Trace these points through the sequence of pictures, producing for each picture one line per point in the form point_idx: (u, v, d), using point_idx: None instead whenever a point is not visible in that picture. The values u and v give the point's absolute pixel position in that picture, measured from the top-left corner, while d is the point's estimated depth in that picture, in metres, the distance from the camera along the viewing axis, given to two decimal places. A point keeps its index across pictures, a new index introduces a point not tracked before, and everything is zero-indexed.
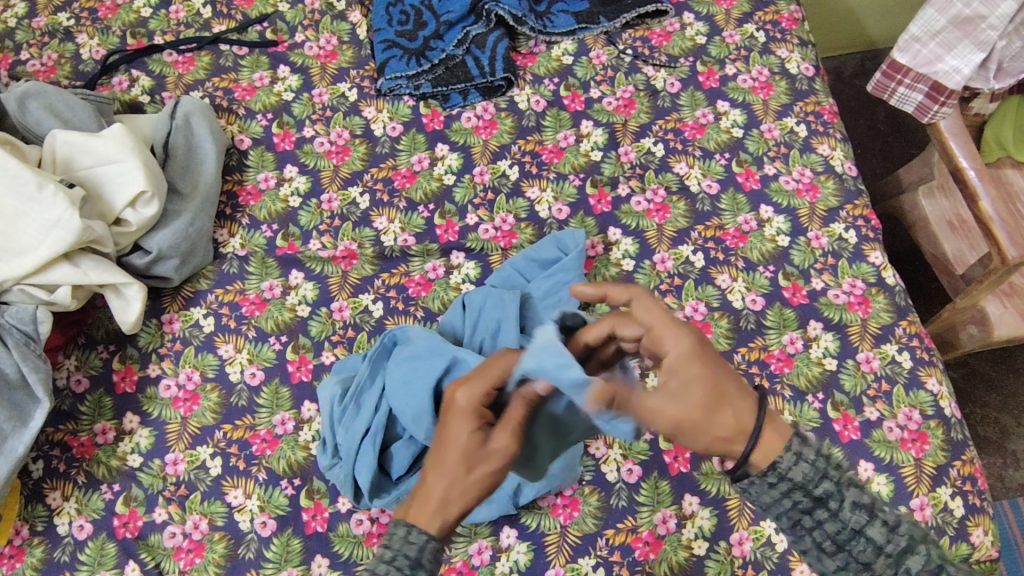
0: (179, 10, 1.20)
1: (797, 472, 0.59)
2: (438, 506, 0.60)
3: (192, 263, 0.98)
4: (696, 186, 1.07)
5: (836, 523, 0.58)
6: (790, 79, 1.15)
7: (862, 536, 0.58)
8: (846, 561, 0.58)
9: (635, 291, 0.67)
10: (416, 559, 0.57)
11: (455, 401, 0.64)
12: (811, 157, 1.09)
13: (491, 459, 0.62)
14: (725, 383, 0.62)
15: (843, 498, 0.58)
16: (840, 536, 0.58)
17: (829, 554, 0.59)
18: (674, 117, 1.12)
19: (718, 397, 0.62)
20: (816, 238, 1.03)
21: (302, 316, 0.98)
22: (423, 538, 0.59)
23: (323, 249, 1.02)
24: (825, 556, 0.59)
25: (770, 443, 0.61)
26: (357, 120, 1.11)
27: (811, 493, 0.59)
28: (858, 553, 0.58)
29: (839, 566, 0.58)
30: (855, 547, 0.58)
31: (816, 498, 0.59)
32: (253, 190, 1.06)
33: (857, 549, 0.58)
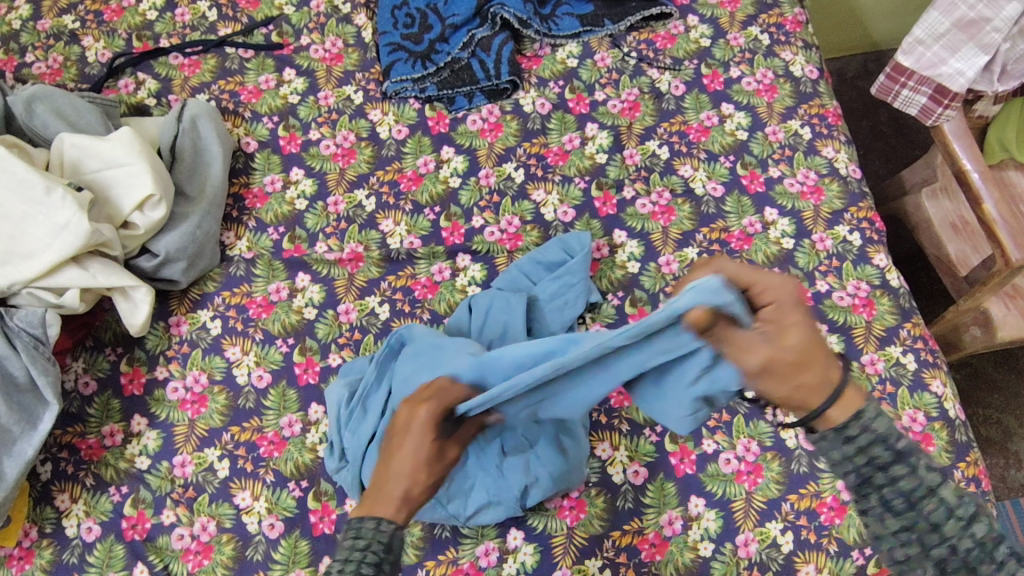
0: (185, 13, 1.20)
1: (880, 425, 0.54)
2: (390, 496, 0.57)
3: (199, 266, 0.98)
4: (701, 189, 1.07)
5: (911, 479, 0.52)
6: (794, 82, 1.15)
7: (935, 496, 0.52)
8: (914, 522, 0.52)
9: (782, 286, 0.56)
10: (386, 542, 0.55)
11: (417, 415, 0.62)
12: (816, 160, 1.09)
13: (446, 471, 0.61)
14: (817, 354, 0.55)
15: (922, 457, 0.53)
16: (913, 493, 0.52)
17: (896, 515, 0.53)
18: (679, 120, 1.12)
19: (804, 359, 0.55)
20: (820, 240, 1.03)
21: (308, 318, 0.98)
22: (393, 529, 0.55)
23: (329, 251, 1.02)
24: (889, 515, 0.53)
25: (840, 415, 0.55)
26: (363, 123, 1.11)
27: (893, 447, 0.53)
28: (930, 513, 0.52)
29: (903, 527, 0.52)
30: (927, 508, 0.52)
31: (898, 455, 0.53)
32: (260, 193, 1.07)
33: (927, 508, 0.52)
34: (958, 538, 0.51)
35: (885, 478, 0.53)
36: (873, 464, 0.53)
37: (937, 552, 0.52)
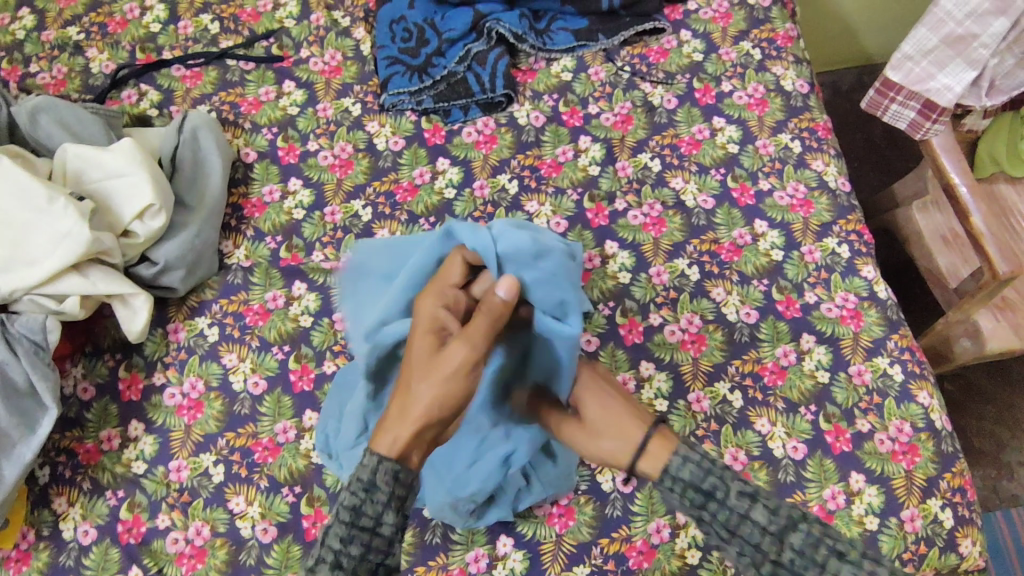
0: (188, 26, 1.23)
1: (686, 469, 0.56)
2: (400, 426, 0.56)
3: (197, 274, 1.00)
4: (692, 201, 1.09)
5: (725, 510, 0.54)
6: (785, 96, 1.17)
7: (749, 521, 0.53)
8: (741, 548, 0.53)
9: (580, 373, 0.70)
10: (371, 480, 0.54)
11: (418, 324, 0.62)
12: (805, 173, 1.11)
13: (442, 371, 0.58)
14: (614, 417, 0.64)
15: (728, 484, 0.54)
16: (731, 522, 0.53)
17: (727, 542, 0.54)
18: (670, 133, 1.14)
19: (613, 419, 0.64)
20: (809, 252, 1.05)
21: (304, 326, 1.00)
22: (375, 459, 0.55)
23: (326, 260, 1.04)
24: (725, 543, 0.55)
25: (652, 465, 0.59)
26: (360, 134, 1.14)
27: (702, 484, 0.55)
28: (748, 536, 0.53)
29: (738, 553, 0.54)
30: (746, 532, 0.53)
31: (708, 489, 0.55)
32: (258, 203, 1.09)
33: (746, 532, 0.53)
34: (779, 553, 0.52)
35: (705, 512, 0.55)
36: (692, 500, 0.55)
37: (769, 572, 0.52)
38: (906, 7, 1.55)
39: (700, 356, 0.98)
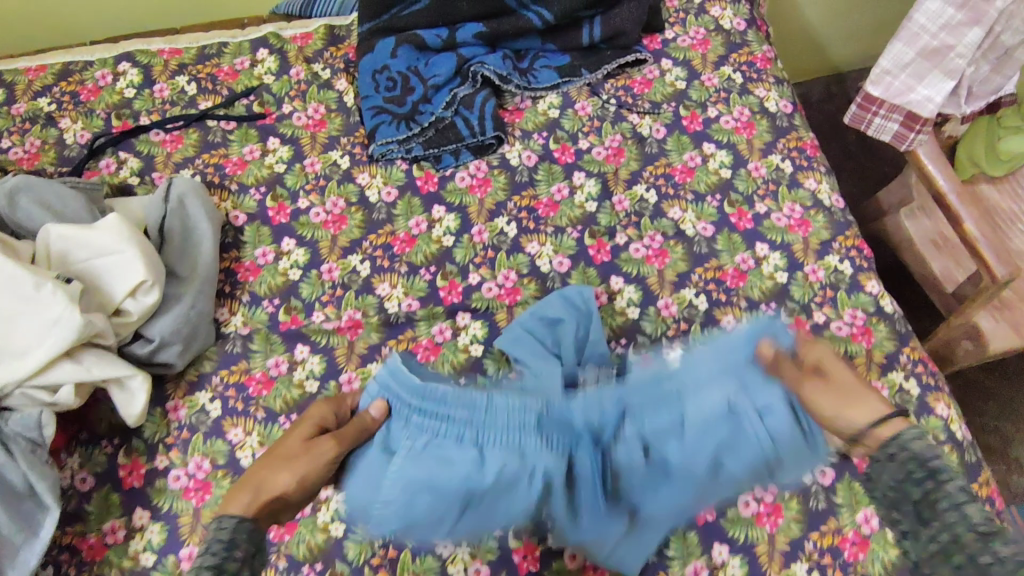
0: (163, 88, 1.20)
1: (913, 445, 0.67)
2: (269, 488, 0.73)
3: (195, 348, 0.96)
4: (692, 230, 1.09)
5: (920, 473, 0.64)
6: (770, 117, 1.19)
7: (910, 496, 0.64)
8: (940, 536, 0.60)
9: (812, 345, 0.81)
10: (230, 539, 0.64)
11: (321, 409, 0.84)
12: (800, 193, 1.12)
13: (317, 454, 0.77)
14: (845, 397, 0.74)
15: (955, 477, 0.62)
16: (935, 505, 0.61)
17: (923, 522, 0.62)
18: (663, 162, 1.14)
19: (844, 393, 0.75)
20: (813, 272, 1.05)
21: (310, 392, 0.97)
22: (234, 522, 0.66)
23: (327, 320, 1.01)
24: (921, 525, 0.62)
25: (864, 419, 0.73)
26: (351, 187, 1.12)
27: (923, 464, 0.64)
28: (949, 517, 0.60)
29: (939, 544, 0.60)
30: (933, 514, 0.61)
31: (931, 471, 0.64)
32: (251, 265, 1.05)
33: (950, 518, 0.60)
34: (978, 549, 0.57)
35: (920, 491, 0.63)
36: (913, 476, 0.64)
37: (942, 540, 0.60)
38: (866, 18, 1.63)
39: None
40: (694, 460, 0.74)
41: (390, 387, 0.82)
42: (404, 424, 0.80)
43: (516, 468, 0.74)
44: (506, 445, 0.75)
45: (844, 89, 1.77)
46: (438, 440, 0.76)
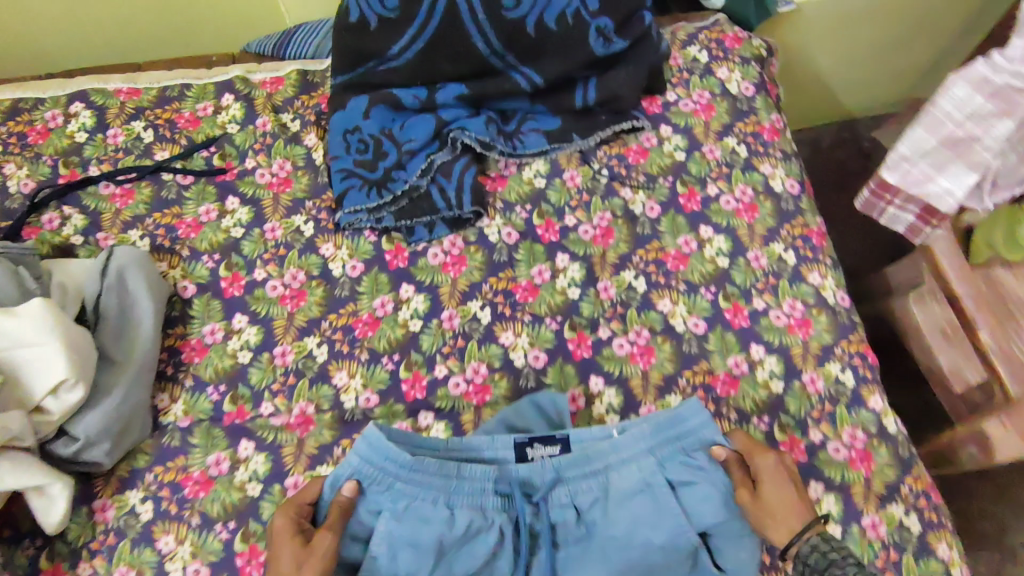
0: (118, 134, 1.10)
1: None
2: None
3: (126, 443, 0.87)
4: (682, 327, 0.99)
5: None
6: (775, 199, 1.09)
7: None
8: None
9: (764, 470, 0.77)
10: None
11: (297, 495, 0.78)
12: (801, 288, 1.02)
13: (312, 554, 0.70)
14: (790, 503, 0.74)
15: None
16: None
17: None
18: (655, 245, 1.05)
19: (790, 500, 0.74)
20: (811, 381, 0.96)
21: (251, 496, 0.89)
22: None
23: (276, 414, 0.93)
24: None
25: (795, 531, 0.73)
26: (313, 258, 1.02)
27: None
28: None
29: None
30: None
31: None
32: (198, 345, 0.96)
33: None
34: None
35: None
36: None
37: None
38: (881, 65, 1.54)
39: None
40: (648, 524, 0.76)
41: (371, 461, 0.76)
42: (387, 492, 0.76)
43: (483, 524, 0.75)
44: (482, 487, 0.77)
45: (855, 137, 1.68)
46: (416, 500, 0.75)
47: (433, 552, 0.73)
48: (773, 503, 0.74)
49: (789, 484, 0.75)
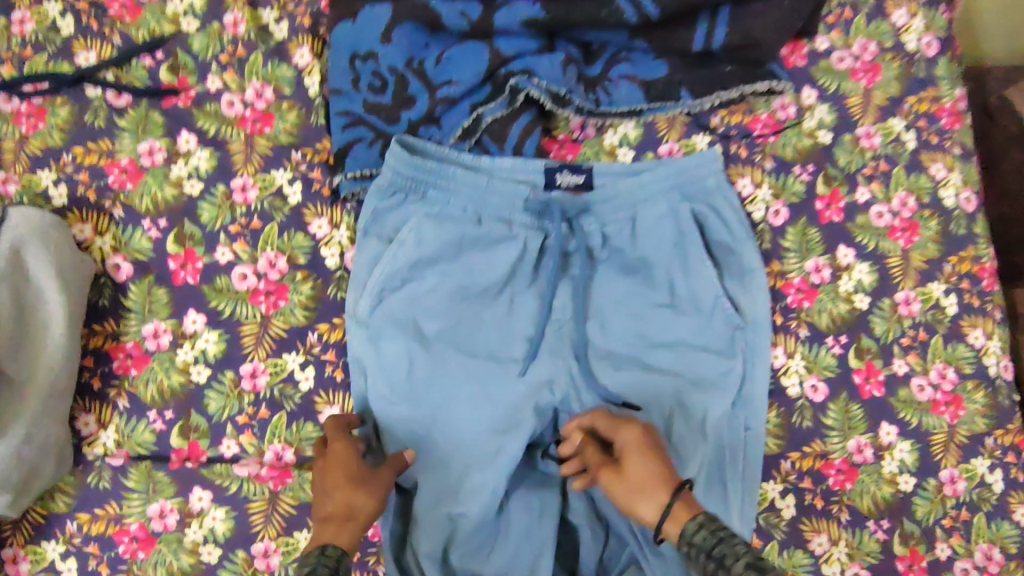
0: (22, 17, 0.76)
1: None
2: (342, 529, 0.58)
3: (36, 487, 0.65)
4: (796, 389, 0.73)
5: None
6: (942, 217, 0.79)
7: None
8: None
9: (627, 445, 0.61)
10: (336, 562, 0.54)
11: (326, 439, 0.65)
12: (958, 349, 0.76)
13: (370, 486, 0.61)
14: (648, 485, 0.58)
15: None
16: None
17: None
18: (774, 268, 0.76)
19: (642, 481, 0.59)
20: (950, 481, 0.73)
21: (208, 563, 0.67)
22: (337, 552, 0.55)
23: (241, 456, 0.69)
24: None
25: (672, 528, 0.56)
26: (299, 238, 0.73)
27: None
28: None
29: None
30: None
31: None
32: (135, 350, 0.70)
33: None
34: None
35: None
36: None
37: None
38: None
39: None
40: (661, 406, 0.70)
41: (404, 171, 0.70)
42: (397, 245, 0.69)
43: (485, 295, 0.70)
44: (509, 207, 0.70)
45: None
46: (451, 215, 0.70)
47: (444, 309, 0.69)
48: (639, 479, 0.59)
49: (647, 468, 0.59)
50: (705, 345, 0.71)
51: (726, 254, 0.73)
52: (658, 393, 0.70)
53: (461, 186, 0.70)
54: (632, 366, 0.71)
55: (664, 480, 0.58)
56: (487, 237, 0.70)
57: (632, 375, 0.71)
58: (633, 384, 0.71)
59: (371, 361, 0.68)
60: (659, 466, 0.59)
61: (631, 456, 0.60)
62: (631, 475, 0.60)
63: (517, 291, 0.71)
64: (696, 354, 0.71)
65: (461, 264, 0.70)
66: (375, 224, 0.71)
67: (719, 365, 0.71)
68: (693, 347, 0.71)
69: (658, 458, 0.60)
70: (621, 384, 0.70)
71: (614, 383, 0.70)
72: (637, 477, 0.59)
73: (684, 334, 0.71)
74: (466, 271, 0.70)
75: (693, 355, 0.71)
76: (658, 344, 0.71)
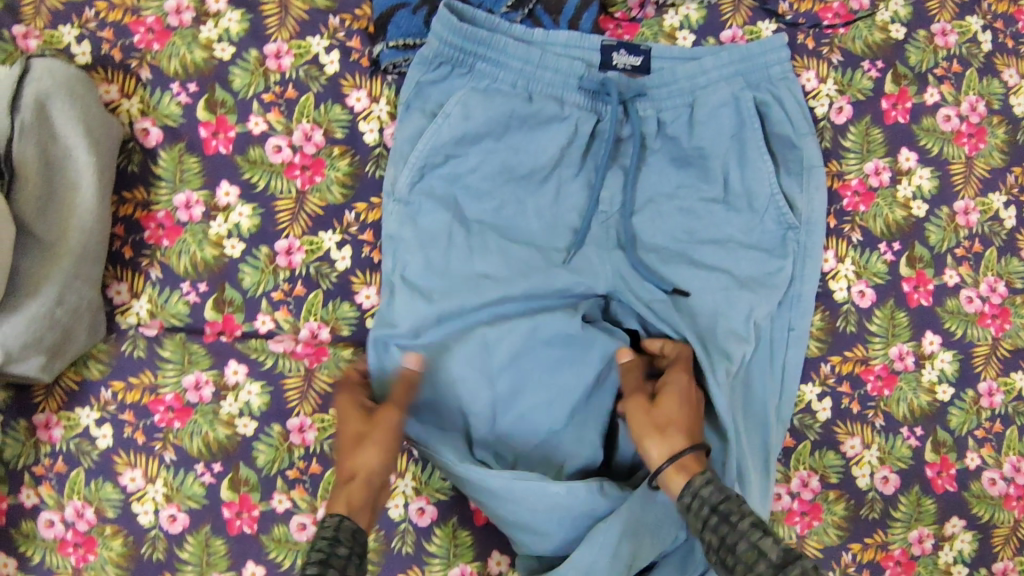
0: None
1: None
2: (343, 492, 0.55)
3: (68, 353, 0.63)
4: (843, 293, 0.71)
5: None
6: (1011, 125, 0.75)
7: None
8: None
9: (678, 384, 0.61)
10: (333, 532, 0.51)
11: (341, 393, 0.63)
12: (1012, 263, 0.74)
13: (370, 443, 0.57)
14: (681, 422, 0.58)
15: None
16: None
17: None
18: (833, 168, 0.72)
19: (672, 420, 0.58)
20: (987, 393, 0.73)
21: (244, 436, 0.68)
22: (336, 518, 0.53)
23: (276, 333, 0.68)
24: None
25: (677, 474, 0.55)
26: (337, 111, 0.69)
27: None
28: None
29: None
30: None
31: None
32: (167, 221, 0.68)
33: None
34: None
35: None
36: None
37: None
38: None
39: (807, 534, 0.70)
40: (707, 302, 0.67)
41: (452, 40, 0.65)
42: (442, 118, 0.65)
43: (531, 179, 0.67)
44: (562, 86, 0.66)
45: None
46: (501, 91, 0.66)
47: (488, 190, 0.67)
48: (669, 416, 0.58)
49: (685, 413, 0.59)
50: (756, 244, 0.69)
51: (786, 149, 0.69)
52: (704, 288, 0.67)
53: (512, 58, 0.65)
54: (678, 262, 0.68)
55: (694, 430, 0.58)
56: (537, 116, 0.66)
57: (679, 269, 0.68)
58: (680, 279, 0.68)
59: (411, 238, 0.65)
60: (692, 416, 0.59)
61: (667, 399, 0.59)
62: (666, 413, 0.58)
63: (565, 179, 0.68)
64: (746, 253, 0.68)
65: (508, 144, 0.67)
66: (418, 99, 0.67)
67: (769, 265, 0.68)
68: (744, 244, 0.68)
69: (695, 406, 0.60)
70: (668, 276, 0.68)
71: (659, 276, 0.68)
72: (668, 414, 0.58)
73: (735, 231, 0.68)
74: (512, 150, 0.67)
75: (744, 252, 0.68)
76: (709, 239, 0.68)
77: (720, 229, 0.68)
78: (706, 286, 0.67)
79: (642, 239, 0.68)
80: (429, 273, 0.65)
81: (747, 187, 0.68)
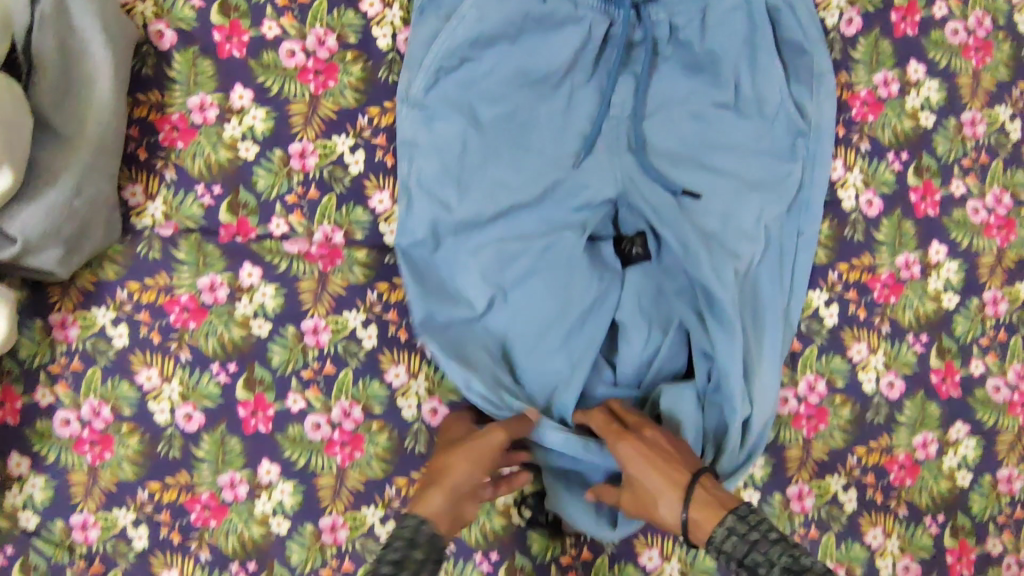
0: None
1: None
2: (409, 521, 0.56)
3: (84, 249, 0.64)
4: (851, 202, 0.72)
5: None
6: (1017, 40, 0.76)
7: None
8: None
9: (625, 451, 0.59)
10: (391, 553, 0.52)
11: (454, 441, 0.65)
12: (1017, 175, 0.75)
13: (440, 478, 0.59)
14: (656, 485, 0.57)
15: None
16: None
17: None
18: (842, 78, 0.73)
19: (646, 495, 0.57)
20: (992, 302, 0.74)
21: (259, 336, 0.68)
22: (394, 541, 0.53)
23: (290, 236, 0.69)
24: None
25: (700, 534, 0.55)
26: (351, 18, 0.70)
27: None
28: None
29: None
30: None
31: None
32: (181, 123, 0.68)
33: None
34: None
35: None
36: None
37: None
38: None
39: (814, 437, 0.71)
40: (718, 204, 0.67)
41: None
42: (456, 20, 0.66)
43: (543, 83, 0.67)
44: None
45: None
46: None
47: (500, 94, 0.67)
48: (648, 490, 0.57)
49: (651, 467, 0.57)
50: (766, 149, 0.69)
51: (797, 56, 0.70)
52: (715, 191, 0.67)
53: None
54: (690, 167, 0.68)
55: (668, 483, 0.56)
56: (550, 19, 0.67)
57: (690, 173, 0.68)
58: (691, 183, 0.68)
59: (426, 143, 0.66)
60: (653, 466, 0.57)
61: (634, 477, 0.59)
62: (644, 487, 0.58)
63: (578, 85, 0.68)
64: (756, 158, 0.68)
65: (520, 49, 0.67)
66: (432, 4, 0.68)
67: (779, 169, 0.69)
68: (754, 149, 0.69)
69: (644, 451, 0.58)
70: (679, 178, 0.68)
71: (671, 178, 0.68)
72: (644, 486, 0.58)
73: (745, 134, 0.69)
74: (524, 55, 0.67)
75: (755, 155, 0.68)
76: (720, 145, 0.68)
77: (730, 135, 0.69)
78: (717, 188, 0.68)
79: (653, 144, 0.68)
80: (442, 176, 0.66)
81: (758, 92, 0.69)
